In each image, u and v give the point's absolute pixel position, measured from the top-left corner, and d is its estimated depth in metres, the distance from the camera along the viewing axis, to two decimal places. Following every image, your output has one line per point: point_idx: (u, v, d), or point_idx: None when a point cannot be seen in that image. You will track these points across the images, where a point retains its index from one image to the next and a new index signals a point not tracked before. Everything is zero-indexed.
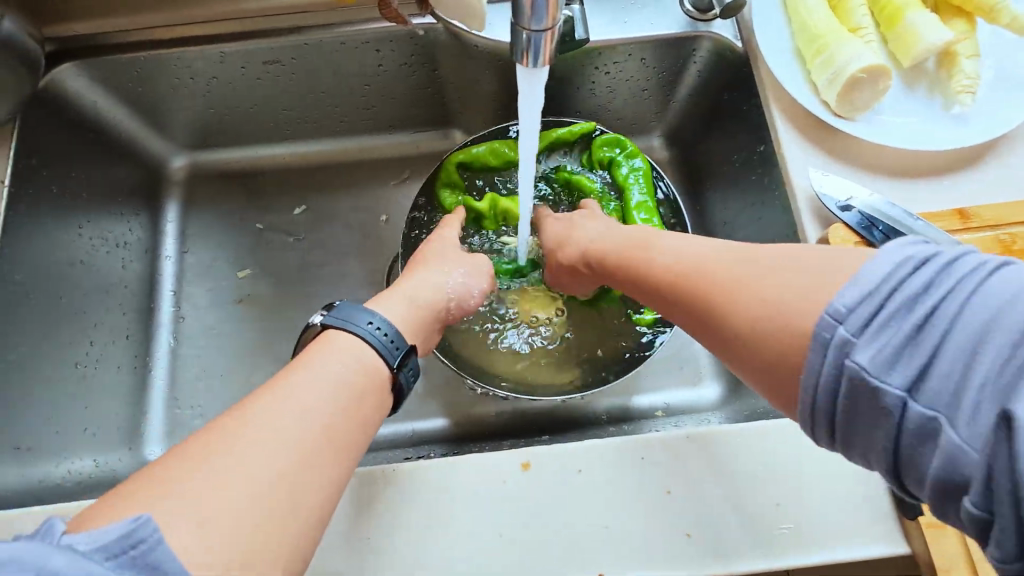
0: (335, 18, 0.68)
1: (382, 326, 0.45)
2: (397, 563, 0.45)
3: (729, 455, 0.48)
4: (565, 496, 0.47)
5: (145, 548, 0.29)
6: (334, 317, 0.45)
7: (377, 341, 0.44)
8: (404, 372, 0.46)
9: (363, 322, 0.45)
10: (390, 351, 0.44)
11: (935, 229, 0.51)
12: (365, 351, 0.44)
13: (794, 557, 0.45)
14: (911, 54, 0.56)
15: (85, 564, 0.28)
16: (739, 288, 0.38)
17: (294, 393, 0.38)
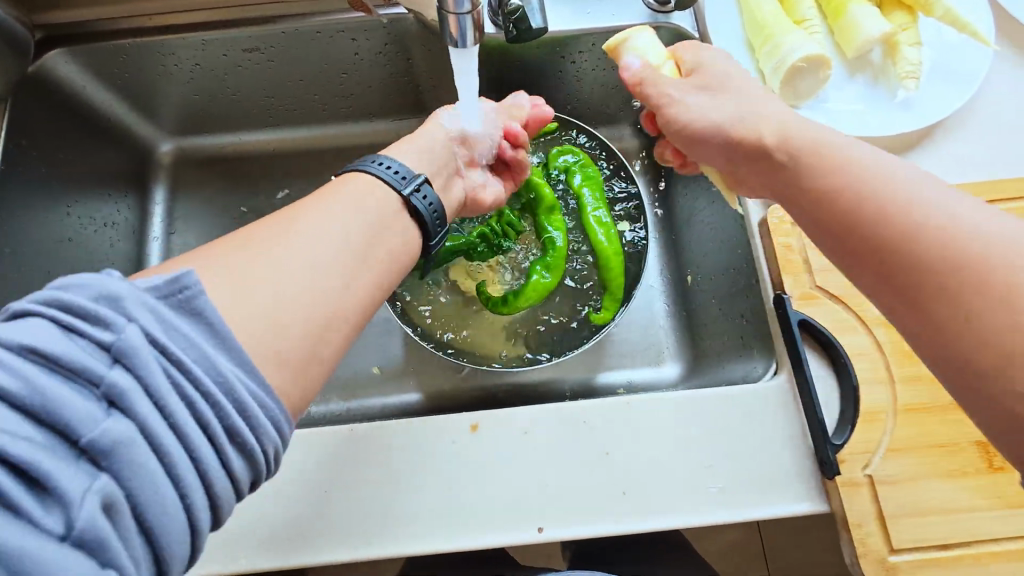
0: (310, 9, 0.71)
1: (392, 164, 0.48)
2: (354, 514, 0.49)
3: (664, 420, 0.51)
4: (510, 456, 0.51)
5: (191, 292, 0.32)
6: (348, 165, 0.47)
7: (387, 176, 0.47)
8: (418, 201, 0.47)
9: (373, 163, 0.47)
10: (397, 181, 0.47)
11: None
12: (368, 182, 0.45)
13: (720, 513, 0.48)
14: (855, 46, 0.59)
15: (142, 295, 0.30)
16: (960, 261, 0.35)
17: (308, 224, 0.39)
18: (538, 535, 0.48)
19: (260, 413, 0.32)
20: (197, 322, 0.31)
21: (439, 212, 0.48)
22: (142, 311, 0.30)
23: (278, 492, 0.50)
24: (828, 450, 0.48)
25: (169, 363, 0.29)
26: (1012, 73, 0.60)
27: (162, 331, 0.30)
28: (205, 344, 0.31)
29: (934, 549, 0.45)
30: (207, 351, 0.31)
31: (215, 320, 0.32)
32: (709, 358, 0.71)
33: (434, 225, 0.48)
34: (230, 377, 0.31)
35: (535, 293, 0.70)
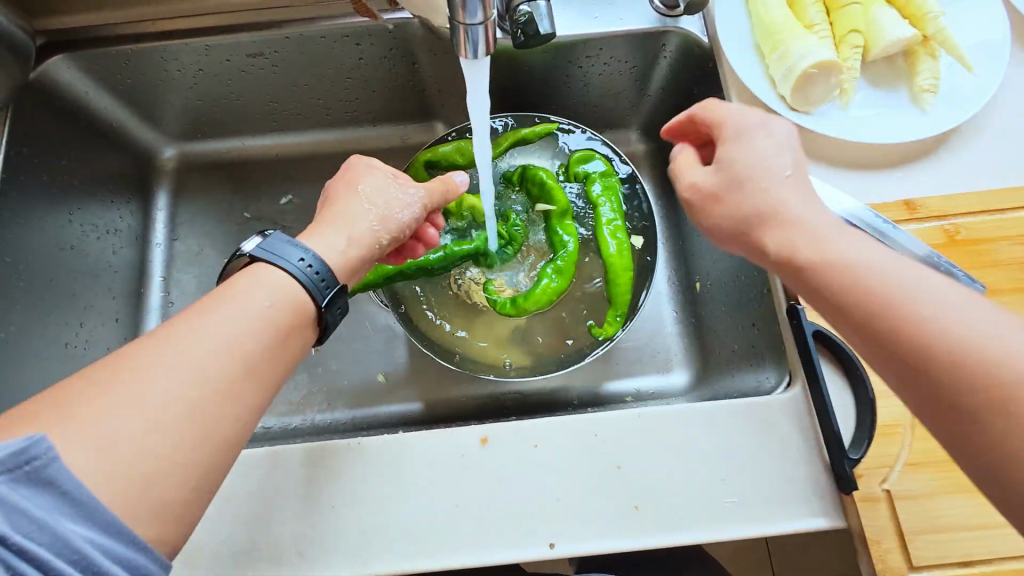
0: (314, 13, 0.70)
1: (311, 260, 0.43)
2: (362, 530, 0.48)
3: (677, 432, 0.51)
4: (520, 470, 0.50)
5: (41, 463, 0.30)
6: (262, 246, 0.43)
7: (303, 276, 0.43)
8: (332, 310, 0.45)
9: (292, 258, 0.43)
10: (319, 290, 0.43)
11: (912, 237, 0.51)
12: (275, 282, 0.41)
13: (735, 528, 0.47)
14: (869, 51, 0.58)
15: None
16: (950, 341, 0.34)
17: (203, 329, 0.37)
18: (550, 550, 0.47)
19: None
20: (49, 492, 0.30)
21: (326, 279, 0.44)
22: None
23: (283, 506, 0.49)
24: (844, 464, 0.47)
25: (8, 554, 0.29)
26: None
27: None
28: (53, 520, 0.30)
29: (955, 568, 0.44)
30: (55, 528, 0.30)
31: (70, 488, 0.31)
32: (718, 366, 0.70)
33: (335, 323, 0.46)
34: (84, 550, 0.31)
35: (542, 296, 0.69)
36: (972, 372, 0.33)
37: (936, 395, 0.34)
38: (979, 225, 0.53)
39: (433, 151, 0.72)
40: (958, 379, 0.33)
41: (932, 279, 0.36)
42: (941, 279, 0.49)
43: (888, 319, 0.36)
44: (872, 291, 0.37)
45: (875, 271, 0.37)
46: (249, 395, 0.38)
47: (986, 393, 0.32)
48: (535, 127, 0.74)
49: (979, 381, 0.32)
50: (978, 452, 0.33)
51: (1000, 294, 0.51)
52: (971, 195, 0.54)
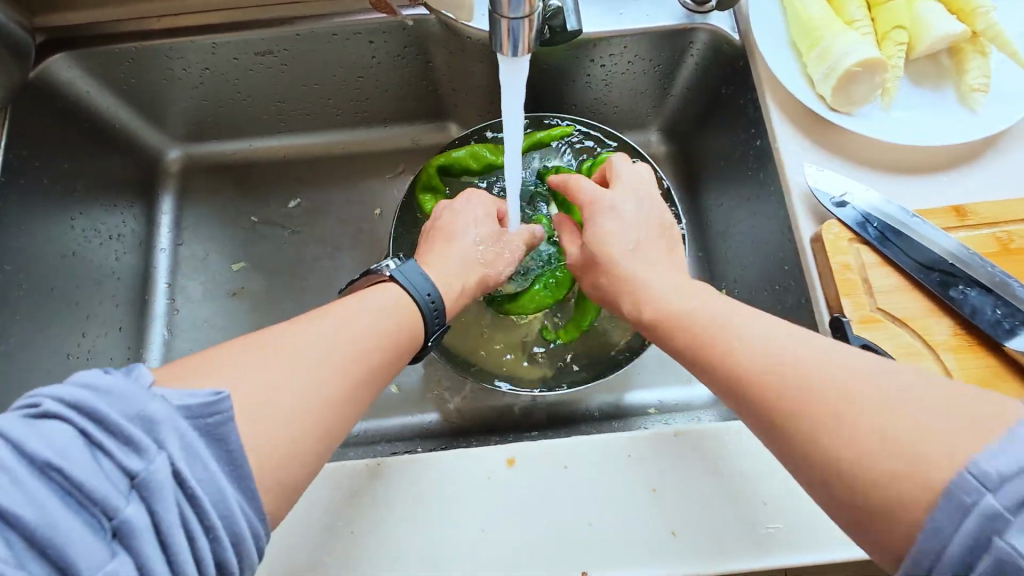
0: (326, 9, 0.67)
1: (437, 301, 0.48)
2: (383, 556, 0.45)
3: (714, 453, 0.48)
4: (550, 494, 0.47)
5: (222, 417, 0.32)
6: (404, 274, 0.48)
7: (425, 309, 0.47)
8: (429, 346, 0.49)
9: (422, 292, 0.47)
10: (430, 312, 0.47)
11: (960, 244, 0.49)
12: (383, 297, 0.45)
13: (781, 555, 0.44)
14: (914, 48, 0.55)
15: (175, 417, 0.30)
16: (742, 360, 0.38)
17: (317, 329, 0.39)
18: None
19: (250, 546, 0.32)
20: (218, 448, 0.32)
21: (438, 307, 0.48)
22: (172, 438, 0.30)
23: (300, 531, 0.46)
24: None
25: (184, 496, 0.29)
26: None
27: (186, 461, 0.30)
28: (220, 474, 0.31)
29: None
30: (219, 479, 0.31)
31: (235, 449, 0.32)
32: None
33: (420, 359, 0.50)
34: (234, 510, 0.31)
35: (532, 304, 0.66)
36: (764, 382, 0.37)
37: (745, 406, 0.38)
38: None
39: (446, 158, 0.69)
40: (757, 390, 0.37)
41: (742, 318, 0.41)
42: (994, 291, 0.47)
43: (701, 355, 0.41)
44: (693, 331, 0.42)
45: (705, 314, 0.43)
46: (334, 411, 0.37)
47: (775, 399, 0.36)
48: (550, 130, 0.71)
49: (790, 399, 0.35)
50: (797, 448, 0.35)
51: None
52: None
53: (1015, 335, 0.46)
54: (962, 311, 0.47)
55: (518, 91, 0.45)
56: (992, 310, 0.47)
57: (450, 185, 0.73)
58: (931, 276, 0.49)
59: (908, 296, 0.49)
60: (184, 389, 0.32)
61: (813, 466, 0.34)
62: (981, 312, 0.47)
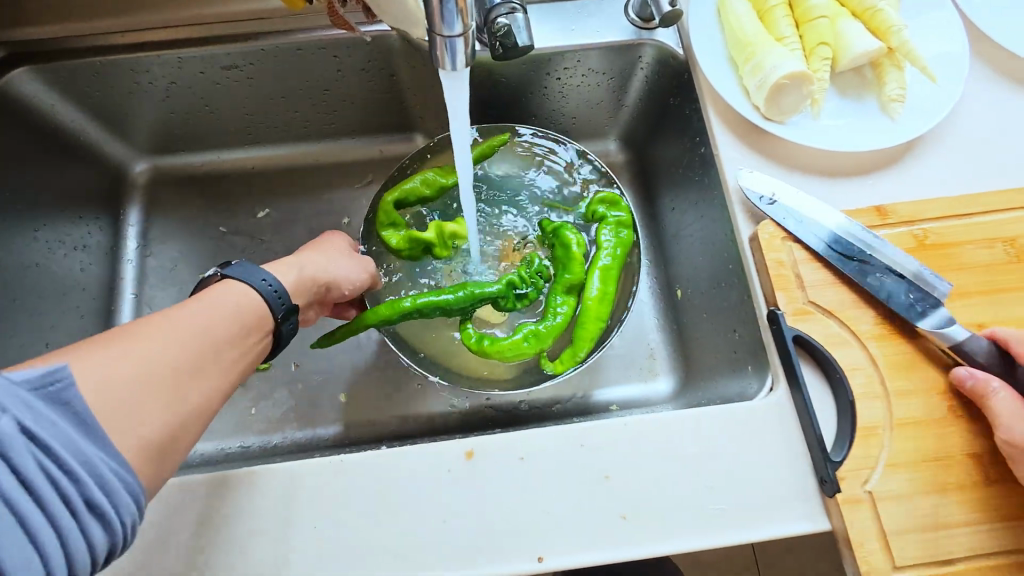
0: (293, 25, 0.69)
1: (276, 284, 0.50)
2: (344, 548, 0.47)
3: (662, 439, 0.51)
4: (506, 483, 0.49)
5: (61, 386, 0.34)
6: (233, 270, 0.49)
7: (267, 295, 0.49)
8: (287, 323, 0.51)
9: (255, 279, 0.49)
10: (274, 301, 0.49)
11: (876, 237, 0.54)
12: (234, 291, 0.47)
13: (721, 534, 0.47)
14: (839, 62, 0.60)
15: (12, 389, 0.32)
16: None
17: (183, 317, 0.42)
18: (538, 565, 0.47)
19: (99, 479, 0.34)
20: (65, 412, 0.34)
21: (281, 291, 0.50)
22: (15, 406, 0.32)
23: (261, 527, 0.47)
24: (829, 468, 0.47)
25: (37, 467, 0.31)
26: (988, 88, 0.61)
27: (33, 420, 0.32)
28: (73, 431, 0.33)
29: (939, 566, 0.45)
30: (76, 440, 0.33)
31: (84, 412, 0.34)
32: (701, 372, 0.71)
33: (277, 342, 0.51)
34: (95, 457, 0.34)
35: (513, 351, 0.66)
36: None
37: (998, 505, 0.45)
38: (947, 230, 0.54)
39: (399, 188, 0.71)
40: None
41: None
42: (905, 278, 0.52)
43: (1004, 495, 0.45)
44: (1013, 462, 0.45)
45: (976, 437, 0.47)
46: (205, 376, 0.42)
47: None
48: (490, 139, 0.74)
49: None
50: None
51: (968, 296, 0.52)
52: (936, 202, 0.56)
53: (925, 316, 0.50)
54: (879, 296, 0.52)
55: (462, 99, 0.47)
56: (906, 295, 0.51)
57: (407, 214, 0.75)
58: (851, 265, 0.53)
59: (836, 291, 0.53)
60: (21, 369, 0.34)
61: None
62: (896, 297, 0.51)
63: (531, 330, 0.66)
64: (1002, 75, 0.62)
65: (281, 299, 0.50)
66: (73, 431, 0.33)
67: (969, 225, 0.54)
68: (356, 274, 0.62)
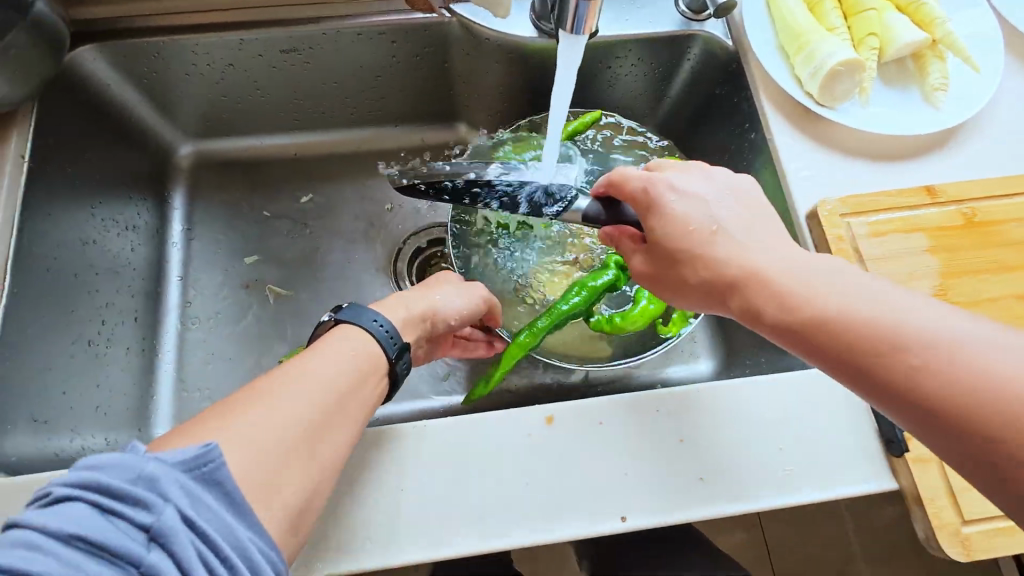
0: (354, 10, 0.70)
1: (387, 325, 0.51)
2: (433, 509, 0.48)
3: (733, 405, 0.52)
4: (586, 447, 0.51)
5: (211, 467, 0.37)
6: (349, 313, 0.51)
7: (380, 336, 0.50)
8: (401, 364, 0.51)
9: (368, 321, 0.51)
10: (388, 344, 0.50)
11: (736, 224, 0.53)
12: (346, 338, 0.49)
13: (795, 495, 0.49)
14: (885, 53, 0.63)
15: (173, 473, 0.35)
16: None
17: (297, 382, 0.44)
18: (621, 524, 0.48)
19: (249, 554, 0.36)
20: (215, 492, 0.36)
21: (393, 333, 0.51)
22: (175, 488, 0.35)
23: (348, 489, 0.49)
24: (896, 429, 0.49)
25: (199, 539, 0.34)
26: (1021, 81, 0.65)
27: (191, 507, 0.35)
28: (223, 512, 0.36)
29: (1001, 519, 0.47)
30: (226, 521, 0.36)
31: (232, 490, 0.37)
32: (745, 352, 0.73)
33: (401, 380, 0.52)
34: (245, 540, 0.37)
35: (641, 319, 0.67)
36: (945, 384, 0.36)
37: (877, 386, 0.39)
38: (992, 209, 0.58)
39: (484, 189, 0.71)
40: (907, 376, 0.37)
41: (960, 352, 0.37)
42: None
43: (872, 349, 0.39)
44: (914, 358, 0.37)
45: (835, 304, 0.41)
46: (317, 441, 0.43)
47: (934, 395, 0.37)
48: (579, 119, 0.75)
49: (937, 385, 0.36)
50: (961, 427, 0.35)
51: (1015, 270, 0.55)
52: (981, 183, 0.59)
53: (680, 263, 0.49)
54: None
55: (575, 65, 0.50)
56: None
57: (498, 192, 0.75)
58: None
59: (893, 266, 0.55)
60: (174, 449, 0.37)
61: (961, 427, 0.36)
62: None
63: (652, 293, 0.67)
64: None
65: (394, 341, 0.51)
66: (225, 513, 0.36)
67: (1011, 205, 0.58)
68: (468, 303, 0.61)
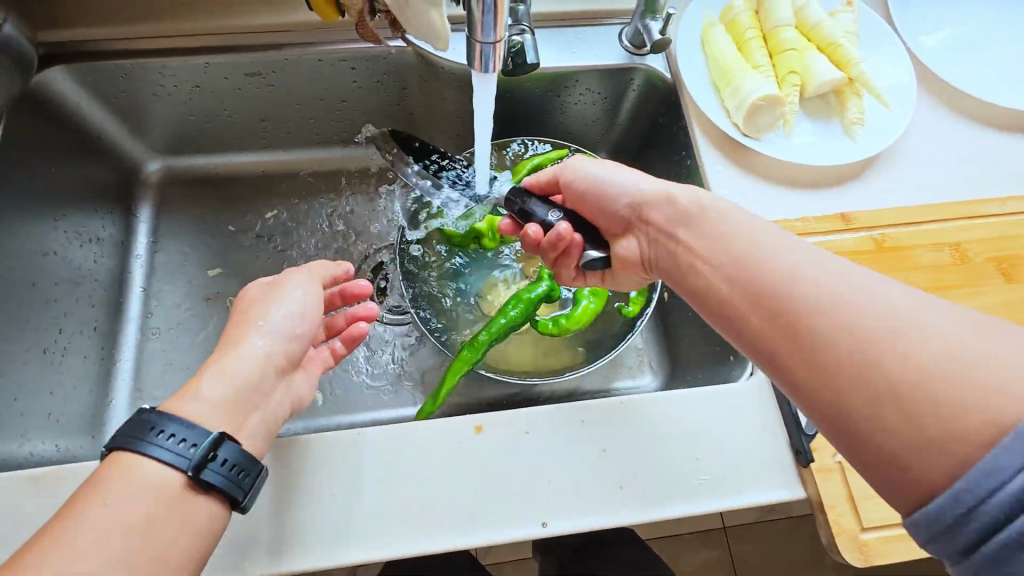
0: (315, 38, 0.74)
1: (179, 432, 0.42)
2: (362, 511, 0.50)
3: (654, 417, 0.55)
4: (513, 456, 0.53)
5: None
6: (123, 435, 0.42)
7: (172, 453, 0.42)
8: (209, 468, 0.42)
9: (151, 435, 0.42)
10: (187, 458, 0.42)
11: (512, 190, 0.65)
12: (138, 465, 0.41)
13: (708, 502, 0.52)
14: (807, 89, 0.67)
15: None
16: (897, 363, 0.34)
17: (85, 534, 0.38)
18: (542, 529, 0.51)
19: None
20: None
21: (191, 442, 0.42)
22: None
23: (282, 492, 0.51)
24: (802, 441, 0.52)
25: None
26: (936, 117, 0.70)
27: None
28: None
29: (899, 527, 0.50)
30: None
31: None
32: (686, 367, 0.76)
33: (241, 486, 0.44)
34: None
35: (583, 318, 0.73)
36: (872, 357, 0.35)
37: (782, 360, 0.40)
38: (902, 236, 0.62)
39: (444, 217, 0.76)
40: (842, 337, 0.37)
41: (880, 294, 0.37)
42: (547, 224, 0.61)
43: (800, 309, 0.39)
44: (828, 319, 0.37)
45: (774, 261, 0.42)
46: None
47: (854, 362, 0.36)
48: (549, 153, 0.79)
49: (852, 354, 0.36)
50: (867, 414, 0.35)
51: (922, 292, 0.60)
52: (893, 212, 0.63)
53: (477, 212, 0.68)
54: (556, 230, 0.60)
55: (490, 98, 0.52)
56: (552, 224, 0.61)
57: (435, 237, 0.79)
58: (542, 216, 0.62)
59: None
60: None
61: (867, 404, 0.35)
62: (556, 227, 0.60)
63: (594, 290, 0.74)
64: (947, 107, 0.71)
65: (193, 453, 0.42)
66: None
67: (920, 232, 0.62)
68: (307, 310, 0.54)
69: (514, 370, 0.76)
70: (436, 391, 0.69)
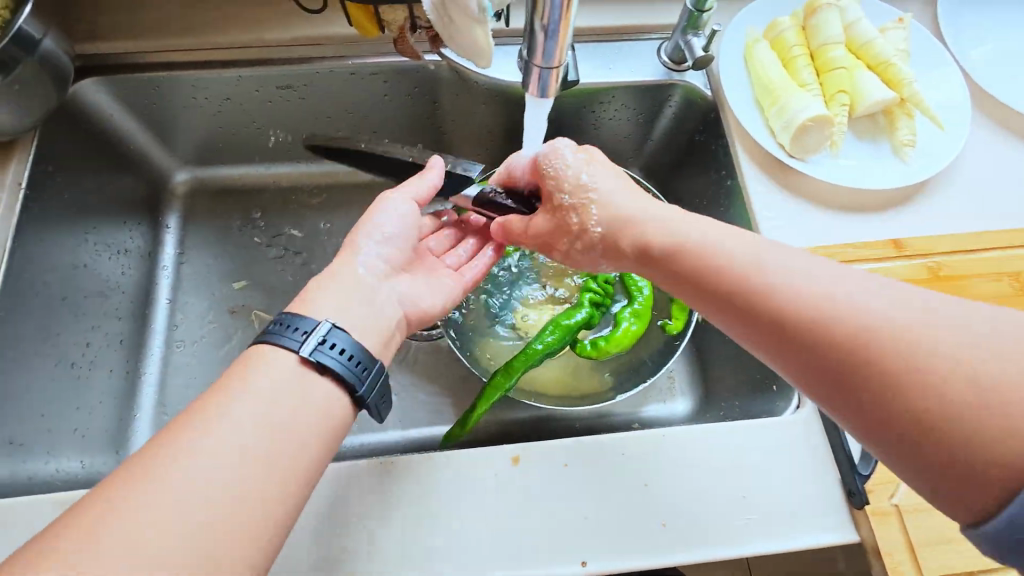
0: (349, 51, 0.73)
1: (303, 327, 0.46)
2: (395, 544, 0.49)
3: (697, 452, 0.53)
4: (551, 489, 0.51)
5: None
6: (264, 332, 0.46)
7: (297, 341, 0.45)
8: (330, 355, 0.45)
9: (283, 329, 0.46)
10: (318, 348, 0.45)
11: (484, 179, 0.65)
12: (271, 359, 0.44)
13: (756, 544, 0.49)
14: (855, 109, 0.65)
15: None
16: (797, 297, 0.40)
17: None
18: (582, 569, 0.48)
19: None
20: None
21: (311, 329, 0.46)
22: None
23: (313, 524, 0.49)
24: (857, 481, 0.50)
25: None
26: (988, 140, 0.67)
27: None
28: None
29: None
30: None
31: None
32: (721, 394, 0.73)
33: (360, 376, 0.46)
34: None
35: (623, 341, 0.71)
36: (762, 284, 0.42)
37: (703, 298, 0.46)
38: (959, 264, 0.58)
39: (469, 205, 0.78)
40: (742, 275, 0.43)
41: (737, 244, 0.45)
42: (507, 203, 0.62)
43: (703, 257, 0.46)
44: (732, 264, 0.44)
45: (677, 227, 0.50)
46: None
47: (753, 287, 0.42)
48: None
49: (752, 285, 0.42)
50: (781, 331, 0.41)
51: None
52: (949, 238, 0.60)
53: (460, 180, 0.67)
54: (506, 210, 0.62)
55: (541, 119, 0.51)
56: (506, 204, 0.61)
57: None
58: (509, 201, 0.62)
59: None
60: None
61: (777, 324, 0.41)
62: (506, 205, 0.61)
63: (632, 312, 0.72)
64: (1000, 129, 0.68)
65: (312, 336, 0.45)
66: None
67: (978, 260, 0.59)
68: (410, 209, 0.59)
69: (545, 395, 0.73)
70: (467, 415, 0.67)
